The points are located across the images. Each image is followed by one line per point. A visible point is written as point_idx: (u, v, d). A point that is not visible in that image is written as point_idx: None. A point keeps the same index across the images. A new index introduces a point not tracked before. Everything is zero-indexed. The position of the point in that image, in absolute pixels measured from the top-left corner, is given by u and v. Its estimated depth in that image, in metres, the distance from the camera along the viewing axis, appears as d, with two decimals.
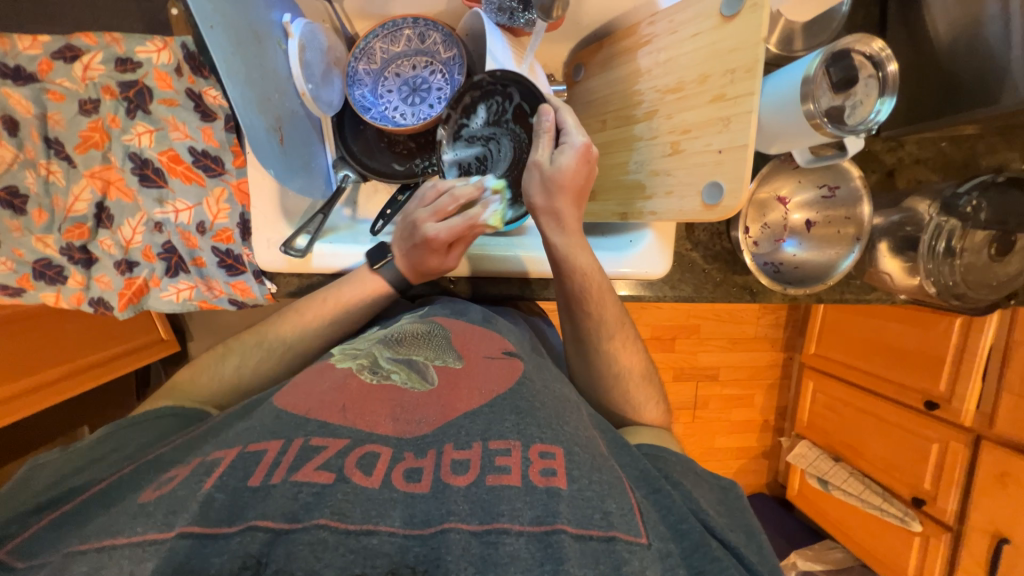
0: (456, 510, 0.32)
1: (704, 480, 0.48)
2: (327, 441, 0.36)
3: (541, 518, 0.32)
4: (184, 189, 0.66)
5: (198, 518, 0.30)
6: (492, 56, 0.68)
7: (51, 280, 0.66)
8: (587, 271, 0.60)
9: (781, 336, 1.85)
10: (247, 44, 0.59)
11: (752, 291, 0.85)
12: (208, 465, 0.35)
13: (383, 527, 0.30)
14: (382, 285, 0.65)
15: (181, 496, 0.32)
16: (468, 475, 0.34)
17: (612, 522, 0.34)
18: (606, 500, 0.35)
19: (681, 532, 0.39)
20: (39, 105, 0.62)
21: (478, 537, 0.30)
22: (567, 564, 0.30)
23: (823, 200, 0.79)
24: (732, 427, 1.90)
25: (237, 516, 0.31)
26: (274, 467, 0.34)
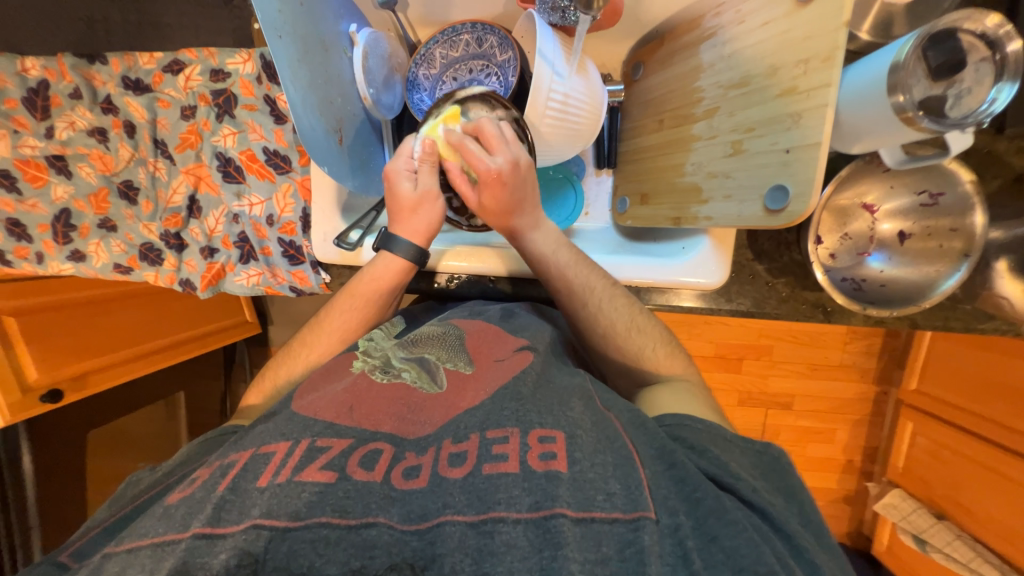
0: (452, 503, 0.32)
1: (736, 444, 0.47)
2: (331, 442, 0.36)
3: (539, 503, 0.32)
4: (258, 184, 0.74)
5: (211, 519, 0.31)
6: (540, 55, 0.65)
7: (152, 261, 0.77)
8: (546, 243, 0.64)
9: (872, 366, 1.62)
10: (315, 52, 0.64)
11: (826, 309, 0.75)
12: (224, 467, 0.36)
13: (382, 519, 0.31)
14: (403, 265, 0.62)
15: (198, 499, 0.33)
16: (464, 467, 0.34)
17: (614, 503, 0.33)
18: (609, 482, 0.34)
19: (695, 500, 0.36)
20: (150, 112, 0.73)
21: (474, 528, 0.31)
22: (567, 549, 0.30)
23: (922, 208, 0.67)
24: (806, 464, 1.70)
25: (244, 514, 0.31)
26: (280, 467, 0.34)
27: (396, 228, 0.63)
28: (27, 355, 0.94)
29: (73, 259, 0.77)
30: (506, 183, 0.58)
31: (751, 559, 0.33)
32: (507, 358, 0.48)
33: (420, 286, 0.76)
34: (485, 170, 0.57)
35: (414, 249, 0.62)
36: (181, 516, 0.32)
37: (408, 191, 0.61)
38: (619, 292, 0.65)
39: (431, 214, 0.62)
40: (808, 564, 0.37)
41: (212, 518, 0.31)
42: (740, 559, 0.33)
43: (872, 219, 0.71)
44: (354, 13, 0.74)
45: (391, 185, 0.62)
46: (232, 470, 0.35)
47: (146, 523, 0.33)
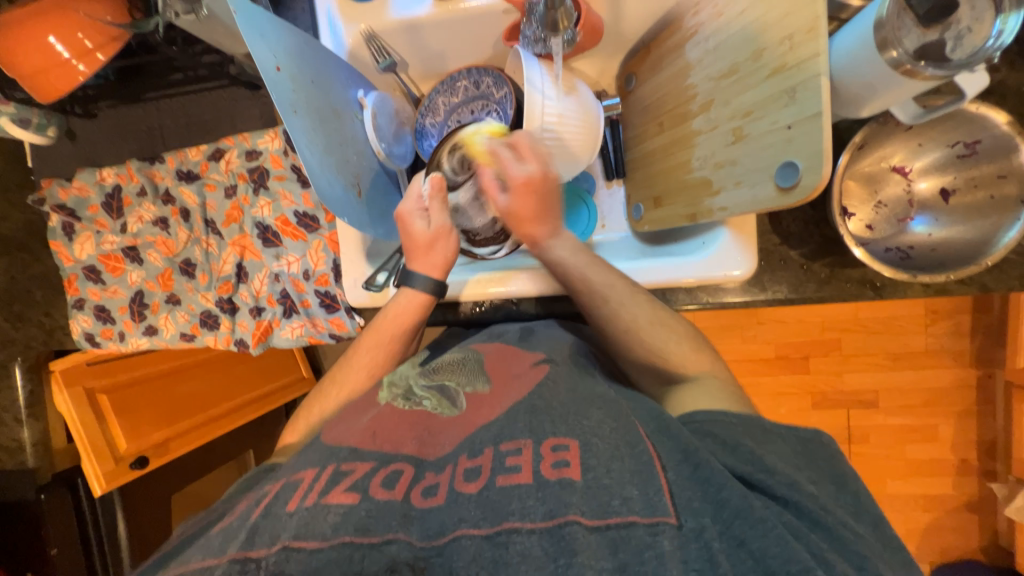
0: (467, 517, 0.35)
1: (776, 433, 0.47)
2: (354, 466, 0.39)
3: (552, 512, 0.35)
4: (293, 245, 0.81)
5: (245, 543, 0.34)
6: (529, 84, 0.69)
7: (211, 326, 0.85)
8: (566, 253, 0.66)
9: (967, 347, 1.44)
10: (328, 120, 0.72)
11: (875, 284, 0.69)
12: (259, 497, 0.40)
13: (401, 536, 0.35)
14: (422, 298, 0.66)
15: (233, 528, 0.37)
16: (479, 480, 0.38)
17: (632, 509, 0.36)
18: (626, 488, 0.37)
19: (721, 501, 0.38)
20: (201, 196, 0.84)
21: (490, 540, 0.34)
22: (581, 555, 0.33)
23: (959, 160, 0.62)
24: (909, 469, 1.50)
25: (275, 538, 0.34)
26: (307, 492, 0.37)
27: (413, 265, 0.67)
28: (117, 427, 1.05)
29: (148, 333, 0.88)
30: (539, 190, 0.65)
31: (781, 558, 0.34)
32: (525, 372, 0.51)
33: (446, 317, 0.79)
34: (518, 174, 0.65)
35: (432, 283, 0.66)
36: (219, 543, 0.35)
37: (422, 229, 0.66)
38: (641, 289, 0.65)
39: (447, 247, 0.67)
40: (853, 556, 0.38)
41: (245, 542, 0.34)
42: (768, 560, 0.35)
43: (907, 181, 0.66)
44: (361, 81, 0.81)
45: (406, 227, 0.67)
46: (266, 499, 0.39)
47: (196, 551, 0.36)
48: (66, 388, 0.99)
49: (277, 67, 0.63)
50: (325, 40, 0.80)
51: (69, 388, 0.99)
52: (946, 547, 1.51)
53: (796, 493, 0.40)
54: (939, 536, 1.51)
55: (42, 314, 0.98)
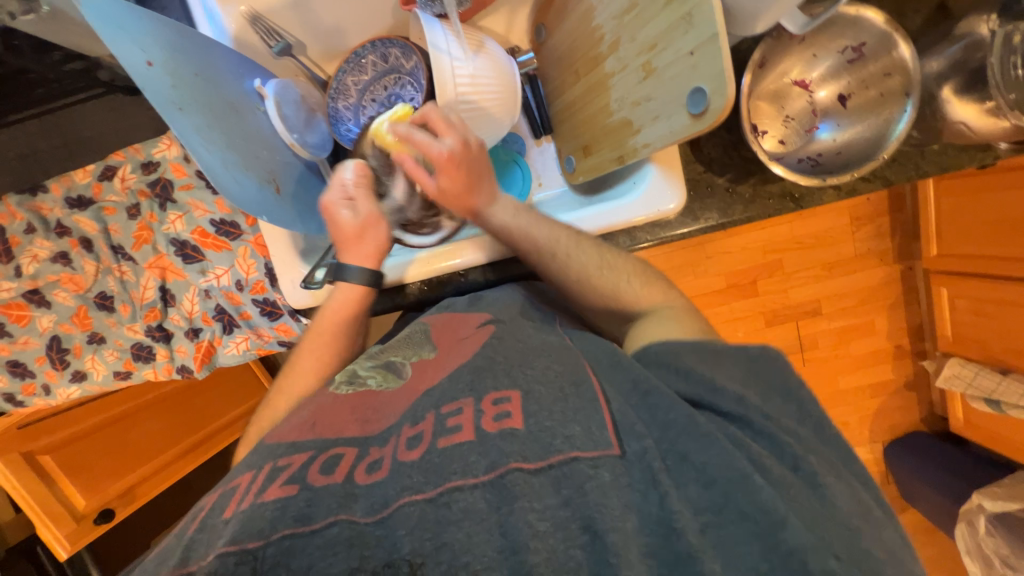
0: (411, 483, 0.37)
1: (727, 354, 0.48)
2: (291, 458, 0.41)
3: (495, 464, 0.37)
4: (218, 256, 0.76)
5: (179, 562, 0.35)
6: (434, 48, 0.68)
7: (146, 358, 0.80)
8: (509, 214, 0.65)
9: (889, 246, 1.57)
10: (224, 114, 0.65)
11: (794, 196, 0.73)
12: (194, 512, 0.41)
13: (344, 515, 0.36)
14: (359, 291, 0.64)
15: (168, 551, 0.37)
16: (420, 447, 0.40)
17: (574, 445, 0.38)
18: (568, 426, 0.40)
19: (668, 422, 0.41)
20: (100, 222, 0.77)
21: (433, 502, 0.36)
22: (521, 500, 0.35)
23: (849, 64, 0.66)
24: (855, 364, 1.65)
25: (210, 548, 0.35)
26: (244, 495, 0.39)
27: (346, 258, 0.65)
28: (70, 486, 0.98)
29: (76, 379, 0.81)
30: (461, 164, 0.62)
31: (721, 466, 0.37)
32: (470, 335, 0.55)
33: (395, 301, 0.76)
34: (429, 172, 0.62)
35: (366, 273, 0.63)
36: (154, 567, 0.36)
37: (348, 219, 0.64)
38: (586, 238, 0.65)
39: (378, 235, 0.66)
40: (790, 460, 0.41)
41: (180, 562, 0.35)
42: (687, 462, 0.39)
43: (808, 93, 0.70)
44: (256, 69, 0.74)
45: (331, 219, 0.65)
46: (200, 514, 0.40)
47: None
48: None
49: (148, 63, 0.57)
50: (205, 31, 0.73)
51: (2, 457, 0.88)
52: (893, 426, 1.69)
53: (717, 397, 0.44)
54: (888, 418, 1.69)
55: None
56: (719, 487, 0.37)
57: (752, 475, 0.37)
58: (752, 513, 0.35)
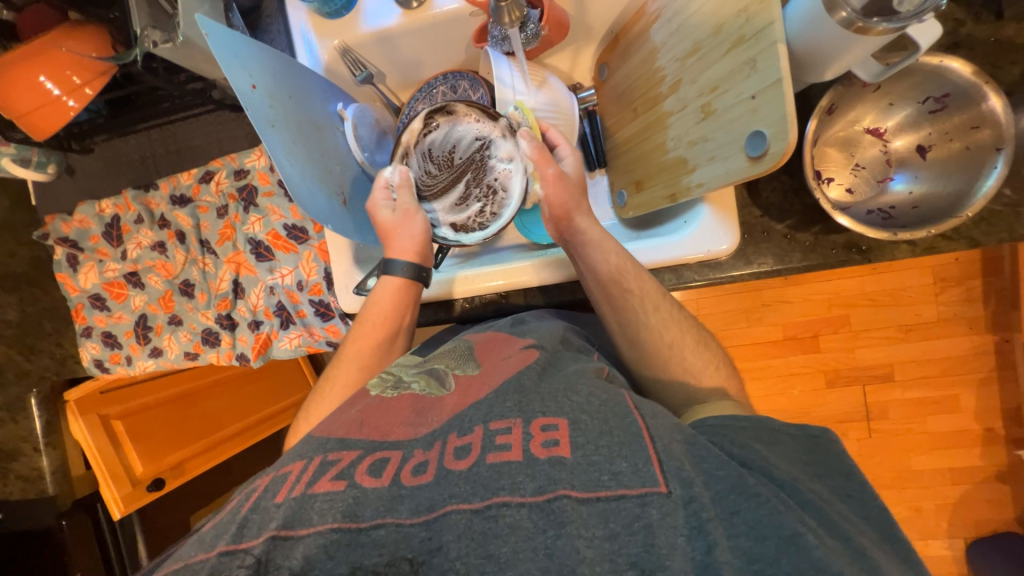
0: (456, 493, 0.39)
1: (783, 434, 0.48)
2: (341, 455, 0.45)
3: (543, 488, 0.39)
4: (286, 257, 0.84)
5: (233, 539, 0.39)
6: (500, 83, 0.72)
7: (213, 343, 0.89)
8: (614, 263, 0.65)
9: (980, 314, 1.41)
10: (308, 133, 0.73)
11: (861, 247, 0.68)
12: (248, 492, 0.45)
13: (390, 519, 0.38)
14: (403, 283, 0.68)
15: (225, 523, 0.41)
16: (468, 458, 0.42)
17: (621, 481, 0.39)
18: (615, 462, 0.40)
19: (718, 478, 0.40)
20: (194, 218, 0.88)
21: (479, 513, 0.38)
22: (569, 526, 0.37)
23: (931, 115, 0.62)
24: (932, 442, 1.46)
25: (260, 530, 0.39)
26: (295, 483, 0.42)
27: (391, 254, 0.69)
28: (133, 450, 1.07)
29: (154, 355, 0.90)
30: (564, 187, 0.68)
31: (774, 525, 0.37)
32: (513, 356, 0.57)
33: (438, 315, 0.80)
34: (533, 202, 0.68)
35: (410, 266, 0.68)
36: (210, 540, 0.40)
37: (388, 215, 0.70)
38: (663, 298, 0.65)
39: (413, 228, 0.71)
40: (838, 530, 0.39)
41: (234, 536, 0.39)
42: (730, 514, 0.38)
43: (882, 142, 0.67)
44: (339, 93, 0.83)
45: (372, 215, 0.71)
46: (254, 493, 0.43)
47: (186, 548, 0.41)
48: (81, 415, 1.02)
49: (253, 85, 0.64)
50: (302, 59, 0.81)
51: (83, 415, 1.03)
52: (980, 521, 1.47)
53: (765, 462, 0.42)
54: (973, 511, 1.47)
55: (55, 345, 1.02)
56: (770, 541, 0.36)
57: (804, 536, 0.36)
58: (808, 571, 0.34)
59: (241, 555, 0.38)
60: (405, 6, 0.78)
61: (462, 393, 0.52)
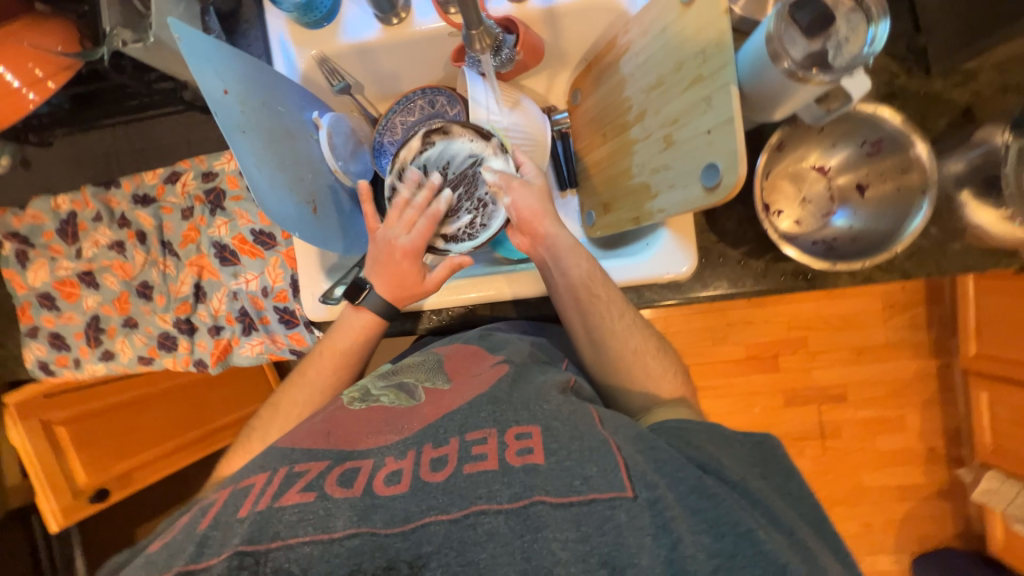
0: (435, 504, 0.42)
1: (734, 439, 0.53)
2: (307, 467, 0.46)
3: (519, 495, 0.42)
4: (251, 263, 0.83)
5: (193, 556, 0.40)
6: (472, 100, 0.75)
7: (169, 347, 0.86)
8: (585, 276, 0.67)
9: (923, 339, 1.50)
10: (281, 140, 0.73)
11: (807, 275, 0.73)
12: (204, 506, 0.46)
13: (366, 528, 0.41)
14: (375, 319, 0.69)
15: (178, 542, 0.42)
16: (446, 470, 0.44)
17: (591, 486, 0.43)
18: (586, 467, 0.44)
19: (679, 478, 0.45)
20: (157, 219, 0.86)
21: (457, 523, 0.41)
22: (545, 530, 0.40)
23: (868, 157, 0.67)
24: (881, 460, 1.54)
25: (223, 547, 0.40)
26: (260, 496, 0.43)
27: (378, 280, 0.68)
28: (76, 459, 1.03)
29: (105, 358, 0.87)
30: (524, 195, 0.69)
31: (731, 523, 0.41)
32: (484, 371, 0.58)
33: (405, 327, 0.80)
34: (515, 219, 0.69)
35: (382, 302, 0.68)
36: (163, 560, 0.41)
37: (405, 242, 0.68)
38: (621, 305, 0.68)
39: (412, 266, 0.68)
40: (785, 525, 0.44)
41: (194, 555, 0.40)
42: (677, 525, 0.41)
43: (826, 178, 0.72)
44: (315, 102, 0.83)
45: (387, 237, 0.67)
46: (212, 510, 0.44)
47: (143, 569, 0.41)
48: (21, 421, 0.95)
49: (224, 90, 0.65)
50: (279, 67, 0.82)
51: (24, 421, 0.96)
52: (923, 536, 1.55)
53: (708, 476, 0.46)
54: (916, 527, 1.55)
55: None
56: (728, 538, 0.41)
57: (756, 531, 0.41)
58: (765, 567, 0.39)
59: (204, 574, 0.38)
60: (385, 22, 0.80)
61: (428, 406, 0.53)
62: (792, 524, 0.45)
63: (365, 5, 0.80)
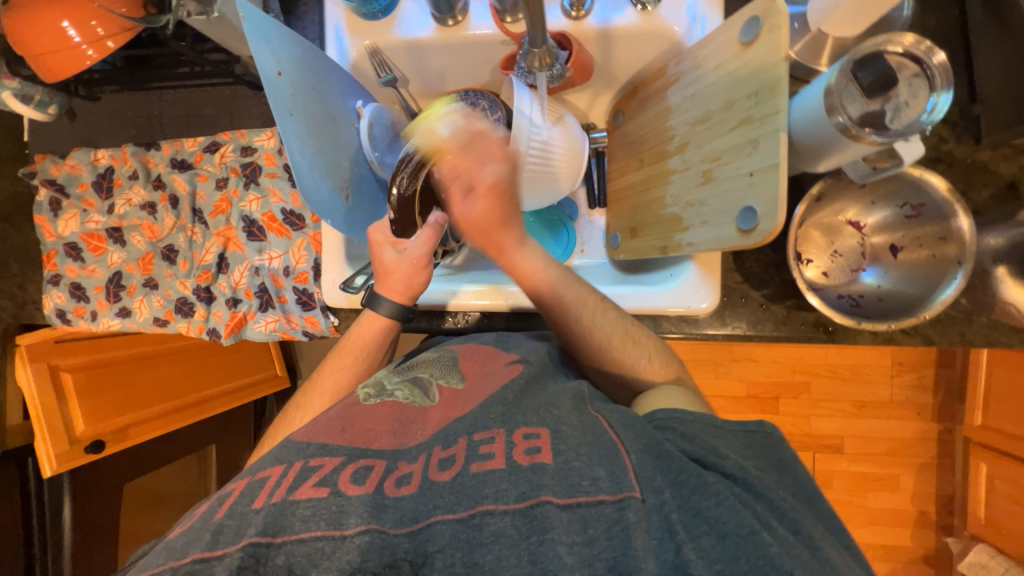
0: (442, 503, 0.42)
1: (727, 429, 0.51)
2: (322, 462, 0.46)
3: (526, 494, 0.42)
4: (277, 241, 0.84)
5: (208, 545, 0.41)
6: (517, 111, 0.67)
7: (186, 313, 0.87)
8: (580, 300, 0.68)
9: (930, 401, 1.49)
10: (324, 125, 0.74)
11: (828, 328, 0.72)
12: (221, 497, 0.46)
13: (376, 526, 0.41)
14: (387, 322, 0.71)
15: (196, 531, 0.43)
16: (451, 470, 0.45)
17: (600, 486, 0.43)
18: (594, 469, 0.44)
19: (680, 481, 0.44)
20: (191, 185, 0.87)
21: (464, 522, 0.41)
22: (552, 531, 0.40)
23: (907, 220, 0.66)
24: (870, 517, 1.52)
25: (237, 536, 0.41)
26: (274, 489, 0.44)
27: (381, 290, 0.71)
28: (77, 409, 1.03)
29: (121, 314, 0.88)
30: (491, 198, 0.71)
31: (733, 524, 0.41)
32: (498, 370, 0.59)
33: (421, 324, 0.80)
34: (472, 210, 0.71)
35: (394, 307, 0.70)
36: (180, 548, 0.42)
37: (391, 256, 0.71)
38: (596, 299, 0.69)
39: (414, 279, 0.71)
40: (790, 522, 0.43)
41: (209, 543, 0.41)
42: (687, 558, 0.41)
43: (861, 234, 0.72)
44: (360, 91, 0.84)
45: (378, 256, 0.71)
46: (229, 499, 0.45)
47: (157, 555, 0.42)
48: (29, 363, 0.97)
49: (278, 72, 0.65)
50: (331, 52, 0.83)
51: (31, 363, 0.97)
52: None
53: None
54: None
55: (17, 287, 0.95)
56: (731, 540, 0.40)
57: (761, 534, 0.40)
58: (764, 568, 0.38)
59: (220, 563, 0.39)
60: (440, 22, 0.80)
61: (442, 409, 0.53)
62: (798, 520, 0.44)
63: (423, 3, 0.81)
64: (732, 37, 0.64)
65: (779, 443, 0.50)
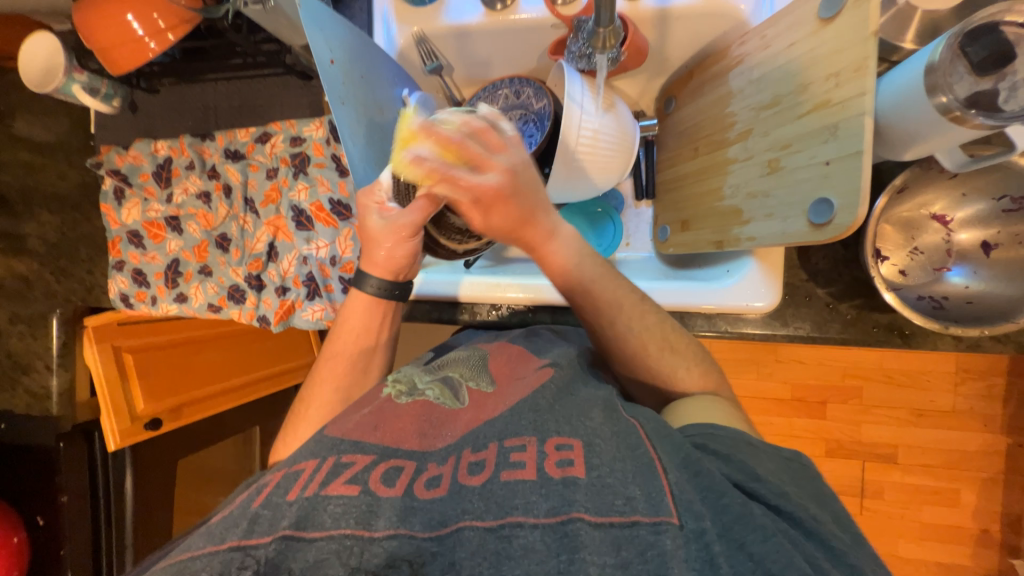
0: (471, 510, 0.40)
1: (761, 449, 0.49)
2: (353, 459, 0.46)
3: (557, 509, 0.40)
4: (324, 231, 0.85)
5: (245, 533, 0.40)
6: (569, 96, 0.66)
7: (238, 299, 0.90)
8: (620, 303, 0.62)
9: (999, 413, 1.37)
10: (372, 114, 0.73)
11: (904, 331, 0.67)
12: (258, 488, 0.46)
13: (403, 530, 0.40)
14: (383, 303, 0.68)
15: (234, 516, 0.43)
16: (482, 475, 0.43)
17: (634, 507, 0.40)
18: (629, 486, 0.41)
19: (723, 506, 0.41)
20: (244, 175, 0.89)
21: (493, 532, 0.39)
22: (583, 551, 0.37)
23: (1005, 214, 0.61)
24: (923, 532, 1.43)
25: (272, 529, 0.40)
26: (308, 482, 0.44)
27: (366, 268, 0.68)
28: (138, 387, 1.08)
29: (178, 300, 0.92)
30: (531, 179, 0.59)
31: (782, 563, 0.37)
32: (527, 375, 0.57)
33: (462, 317, 0.80)
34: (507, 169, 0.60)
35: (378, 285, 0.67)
36: (219, 533, 0.42)
37: (376, 220, 0.65)
38: (640, 299, 0.63)
39: (393, 250, 0.65)
40: (843, 564, 0.40)
41: (245, 531, 0.41)
42: None
43: (946, 230, 0.65)
44: (406, 80, 0.82)
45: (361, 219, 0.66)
46: (266, 490, 0.45)
47: (196, 538, 0.42)
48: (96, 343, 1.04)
49: (331, 60, 0.65)
50: (379, 40, 0.83)
51: (99, 343, 1.03)
52: None
53: None
54: None
55: (86, 271, 1.05)
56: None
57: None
58: None
59: (250, 554, 0.39)
60: (489, 7, 0.78)
61: (484, 407, 0.52)
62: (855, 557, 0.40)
63: None
64: (810, 13, 0.59)
65: (817, 477, 0.48)
